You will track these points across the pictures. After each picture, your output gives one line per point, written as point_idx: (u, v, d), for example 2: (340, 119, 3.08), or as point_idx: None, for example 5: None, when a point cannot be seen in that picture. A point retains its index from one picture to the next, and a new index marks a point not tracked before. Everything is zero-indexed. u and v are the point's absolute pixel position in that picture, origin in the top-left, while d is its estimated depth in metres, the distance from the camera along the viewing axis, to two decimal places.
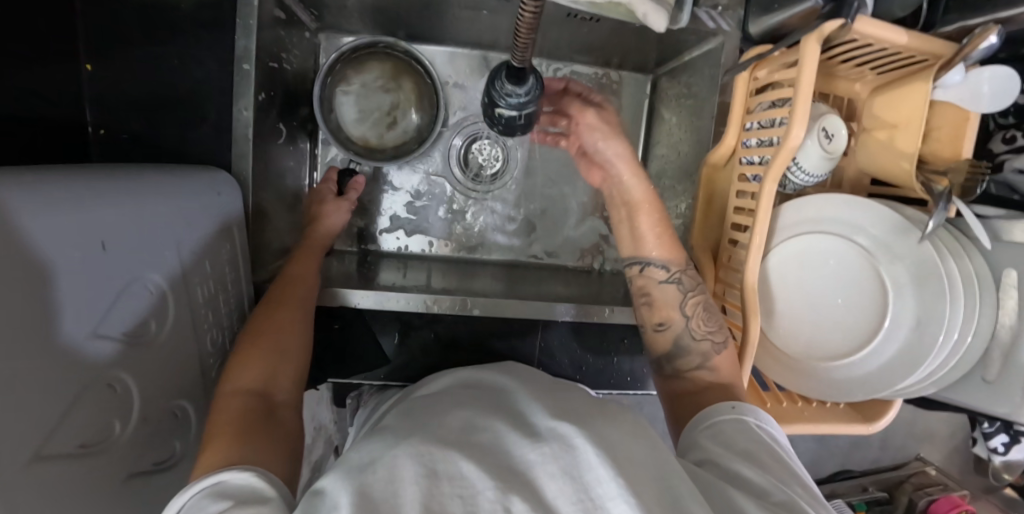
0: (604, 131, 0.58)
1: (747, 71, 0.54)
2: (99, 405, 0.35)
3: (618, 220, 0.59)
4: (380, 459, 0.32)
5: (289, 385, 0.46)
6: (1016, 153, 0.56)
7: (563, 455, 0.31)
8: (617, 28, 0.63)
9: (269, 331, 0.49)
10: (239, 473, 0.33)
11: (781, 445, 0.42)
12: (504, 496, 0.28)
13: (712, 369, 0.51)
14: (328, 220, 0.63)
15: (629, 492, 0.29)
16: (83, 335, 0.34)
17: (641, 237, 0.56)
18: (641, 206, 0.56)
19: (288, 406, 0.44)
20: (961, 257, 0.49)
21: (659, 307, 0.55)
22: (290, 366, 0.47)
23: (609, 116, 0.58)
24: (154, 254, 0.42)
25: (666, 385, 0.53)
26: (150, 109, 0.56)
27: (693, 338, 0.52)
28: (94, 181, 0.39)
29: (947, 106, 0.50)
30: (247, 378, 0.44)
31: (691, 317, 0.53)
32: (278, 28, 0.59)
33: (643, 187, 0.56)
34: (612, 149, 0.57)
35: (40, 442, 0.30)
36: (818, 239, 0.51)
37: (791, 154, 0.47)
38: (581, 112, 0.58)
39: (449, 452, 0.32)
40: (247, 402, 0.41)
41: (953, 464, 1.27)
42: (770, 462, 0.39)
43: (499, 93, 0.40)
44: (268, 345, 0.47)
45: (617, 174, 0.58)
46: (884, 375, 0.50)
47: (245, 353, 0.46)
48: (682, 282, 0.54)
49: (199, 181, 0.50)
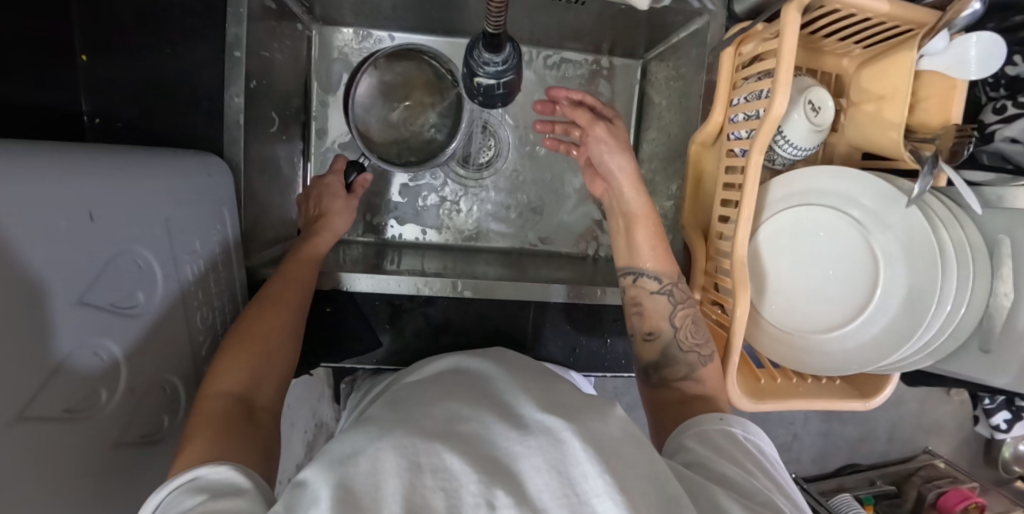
0: (611, 144, 0.57)
1: (732, 47, 0.55)
2: (83, 370, 0.36)
3: (615, 232, 0.59)
4: (362, 452, 0.31)
5: (270, 390, 0.46)
6: (1006, 124, 0.56)
7: (551, 448, 0.31)
8: (604, 11, 0.63)
9: (261, 329, 0.48)
10: (217, 469, 0.35)
11: (767, 457, 0.43)
12: (488, 491, 0.28)
13: (699, 381, 0.51)
14: (332, 221, 0.60)
15: (615, 491, 0.29)
16: (70, 301, 0.34)
17: (638, 249, 0.56)
18: (639, 219, 0.56)
19: (266, 408, 0.45)
20: (952, 225, 0.48)
21: (651, 317, 0.55)
22: (276, 372, 0.47)
23: (617, 131, 0.58)
24: (142, 231, 0.42)
25: (652, 393, 0.53)
26: (142, 97, 0.57)
27: (680, 349, 0.53)
28: (84, 155, 0.39)
29: (935, 76, 0.50)
30: (234, 378, 0.44)
31: (679, 330, 0.53)
32: (271, 18, 0.60)
33: (644, 200, 0.56)
34: (615, 162, 0.57)
35: (25, 403, 0.31)
36: (809, 211, 0.51)
37: (776, 124, 0.47)
38: (590, 124, 0.58)
39: (432, 443, 0.31)
40: (229, 405, 0.42)
41: (962, 456, 1.25)
42: (755, 471, 0.40)
43: (477, 62, 0.43)
44: (257, 342, 0.47)
45: (618, 185, 0.57)
46: (877, 348, 0.49)
47: (234, 351, 0.46)
48: (672, 294, 0.54)
49: (189, 161, 0.50)
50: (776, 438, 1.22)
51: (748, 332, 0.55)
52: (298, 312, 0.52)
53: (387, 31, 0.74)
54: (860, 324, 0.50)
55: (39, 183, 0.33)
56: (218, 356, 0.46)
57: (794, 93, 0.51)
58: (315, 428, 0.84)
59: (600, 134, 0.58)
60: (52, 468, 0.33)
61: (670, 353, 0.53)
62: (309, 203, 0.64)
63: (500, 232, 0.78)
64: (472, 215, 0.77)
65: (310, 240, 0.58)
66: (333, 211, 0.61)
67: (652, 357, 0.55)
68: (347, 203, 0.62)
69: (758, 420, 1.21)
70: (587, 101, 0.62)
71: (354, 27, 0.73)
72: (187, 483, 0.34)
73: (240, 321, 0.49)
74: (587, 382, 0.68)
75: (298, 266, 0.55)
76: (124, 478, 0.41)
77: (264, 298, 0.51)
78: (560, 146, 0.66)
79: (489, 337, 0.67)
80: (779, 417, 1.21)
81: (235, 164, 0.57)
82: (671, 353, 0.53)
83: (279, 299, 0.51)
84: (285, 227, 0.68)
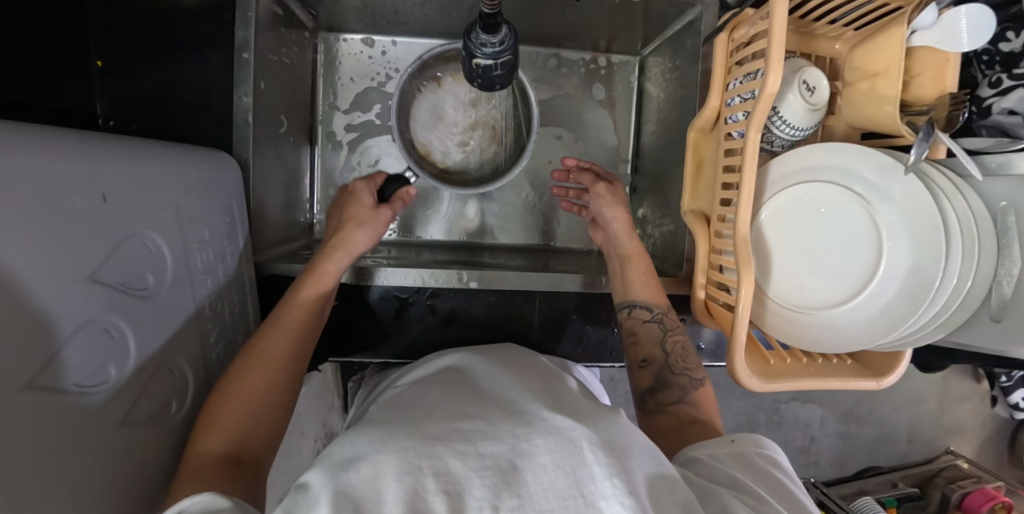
0: (610, 199, 0.65)
1: (725, 33, 0.55)
2: (94, 346, 0.37)
3: (612, 271, 0.64)
4: (363, 457, 0.31)
5: (264, 439, 0.45)
6: (1002, 96, 0.57)
7: (558, 447, 0.31)
8: (599, 7, 0.66)
9: (249, 385, 0.46)
10: (197, 498, 0.33)
11: (782, 472, 0.42)
12: (492, 494, 0.29)
13: (692, 403, 0.53)
14: (353, 235, 0.57)
15: (623, 493, 0.29)
16: (82, 277, 0.36)
17: (631, 283, 0.61)
18: (633, 258, 0.62)
19: (257, 459, 0.44)
20: (954, 195, 0.48)
21: (644, 344, 0.59)
22: (272, 417, 0.47)
23: (617, 190, 0.65)
24: (153, 216, 0.44)
25: (649, 420, 0.54)
26: (153, 97, 0.59)
27: (672, 373, 0.56)
28: (101, 141, 0.41)
29: (924, 53, 0.51)
30: (219, 438, 0.43)
31: (671, 354, 0.57)
32: (279, 25, 0.62)
33: (635, 243, 0.62)
34: (613, 212, 0.64)
35: (35, 373, 0.31)
36: (810, 188, 0.51)
37: (770, 102, 0.46)
38: (592, 183, 0.66)
39: (434, 447, 0.31)
40: (211, 460, 0.41)
41: (986, 456, 1.22)
42: (769, 490, 0.39)
43: (475, 44, 0.44)
44: (246, 403, 0.45)
45: (614, 231, 0.64)
46: (887, 319, 0.49)
47: (222, 409, 0.45)
48: (664, 322, 0.59)
49: (201, 154, 0.52)
50: (792, 441, 1.19)
51: (755, 313, 0.55)
52: (296, 363, 0.50)
53: (392, 37, 0.77)
54: (868, 296, 0.49)
55: (54, 159, 0.34)
56: (207, 413, 0.45)
57: (789, 74, 0.52)
58: (326, 436, 0.83)
59: (600, 192, 0.66)
60: (63, 441, 0.34)
61: (663, 377, 0.56)
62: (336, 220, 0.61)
63: (505, 229, 0.79)
64: (478, 213, 0.78)
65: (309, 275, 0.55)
66: (352, 224, 0.58)
67: (647, 382, 0.56)
68: (372, 212, 0.59)
69: (773, 423, 1.19)
70: (593, 166, 0.70)
71: (361, 34, 0.76)
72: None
73: (226, 375, 0.47)
74: (593, 376, 0.67)
75: (298, 310, 0.52)
76: (135, 463, 0.41)
77: (252, 348, 0.49)
78: (573, 209, 0.73)
79: (497, 331, 0.67)
80: (795, 419, 1.19)
81: (244, 161, 0.59)
82: (664, 377, 0.56)
83: (267, 352, 0.49)
84: (288, 228, 0.69)
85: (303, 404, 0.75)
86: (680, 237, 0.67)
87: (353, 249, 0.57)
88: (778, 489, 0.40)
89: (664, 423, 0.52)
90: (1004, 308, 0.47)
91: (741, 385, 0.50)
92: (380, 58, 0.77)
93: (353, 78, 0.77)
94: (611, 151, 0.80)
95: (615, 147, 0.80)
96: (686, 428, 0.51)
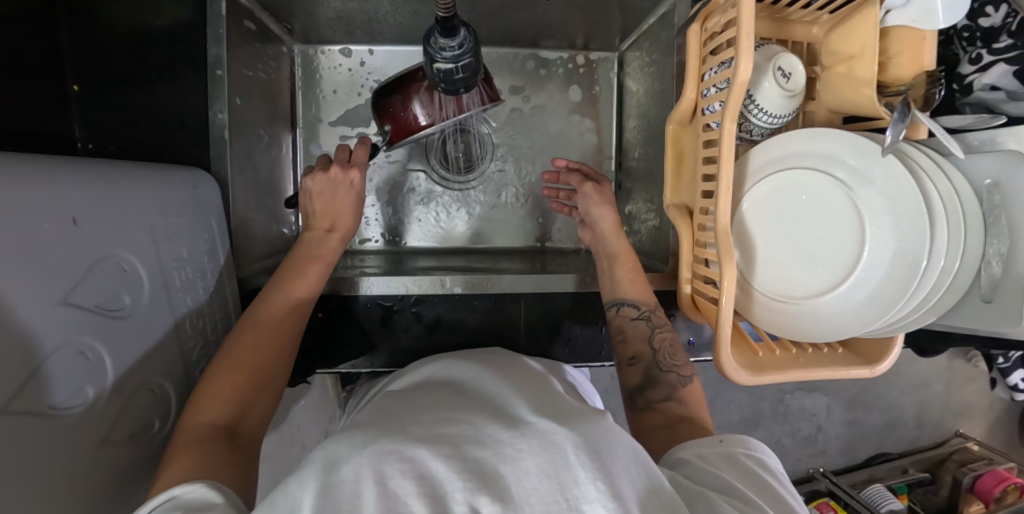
0: (597, 199, 0.65)
1: (698, 22, 0.54)
2: (71, 370, 0.37)
3: (600, 271, 0.64)
4: (346, 460, 0.30)
5: (257, 420, 0.44)
6: (983, 72, 0.57)
7: (542, 451, 0.30)
8: (572, 5, 0.65)
9: (247, 358, 0.46)
10: (190, 487, 0.33)
11: (772, 475, 0.41)
12: (473, 497, 0.28)
13: (680, 400, 0.52)
14: (343, 221, 0.59)
15: (607, 497, 0.28)
16: (53, 301, 0.36)
17: (619, 281, 0.61)
18: (621, 255, 0.62)
19: (250, 434, 0.43)
20: (937, 174, 0.47)
21: (632, 342, 0.58)
22: (265, 398, 0.46)
23: (606, 191, 0.66)
24: (124, 235, 0.43)
25: (639, 417, 0.53)
26: (126, 116, 0.59)
27: (661, 370, 0.55)
28: (72, 165, 0.41)
29: (902, 30, 0.50)
30: (217, 409, 0.42)
31: (659, 351, 0.56)
32: (254, 40, 0.63)
33: (624, 241, 0.62)
34: (600, 213, 0.64)
35: (9, 398, 0.32)
36: (790, 174, 0.50)
37: (744, 90, 0.45)
38: (579, 184, 0.66)
39: (416, 450, 0.31)
40: (208, 433, 0.40)
41: (995, 438, 1.21)
42: (758, 494, 0.38)
43: (434, 49, 0.43)
44: (245, 375, 0.45)
45: (602, 232, 0.64)
46: (874, 309, 0.48)
47: (223, 380, 0.44)
48: (651, 319, 0.58)
49: (175, 173, 0.52)
50: (799, 431, 1.17)
51: (742, 306, 0.54)
52: (292, 343, 0.50)
53: (369, 47, 0.77)
54: (851, 285, 0.48)
55: (23, 184, 0.34)
56: (204, 387, 0.44)
57: (763, 61, 0.51)
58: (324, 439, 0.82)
59: (588, 191, 0.66)
60: (41, 464, 0.34)
61: (653, 374, 0.55)
62: (318, 200, 0.59)
63: (493, 231, 0.79)
64: (462, 217, 0.78)
65: (303, 260, 0.55)
66: (343, 213, 0.59)
67: (636, 380, 0.55)
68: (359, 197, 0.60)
69: (779, 414, 1.17)
70: (583, 167, 0.70)
71: (338, 44, 0.76)
72: (163, 503, 0.32)
73: (226, 350, 0.46)
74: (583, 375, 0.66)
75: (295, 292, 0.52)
76: (116, 483, 0.41)
77: (245, 329, 0.48)
78: (563, 210, 0.73)
79: (487, 337, 0.67)
80: (800, 408, 1.17)
81: (222, 177, 0.59)
82: (652, 375, 0.55)
83: (268, 329, 0.49)
84: (270, 241, 0.69)
85: (301, 416, 0.75)
86: (665, 233, 0.67)
87: (348, 237, 0.59)
88: (766, 492, 0.39)
89: (649, 430, 0.51)
90: (996, 287, 0.46)
91: (728, 379, 0.49)
92: (358, 68, 0.77)
93: (334, 89, 0.78)
94: (593, 148, 0.80)
95: (597, 144, 0.80)
96: (677, 427, 0.49)
